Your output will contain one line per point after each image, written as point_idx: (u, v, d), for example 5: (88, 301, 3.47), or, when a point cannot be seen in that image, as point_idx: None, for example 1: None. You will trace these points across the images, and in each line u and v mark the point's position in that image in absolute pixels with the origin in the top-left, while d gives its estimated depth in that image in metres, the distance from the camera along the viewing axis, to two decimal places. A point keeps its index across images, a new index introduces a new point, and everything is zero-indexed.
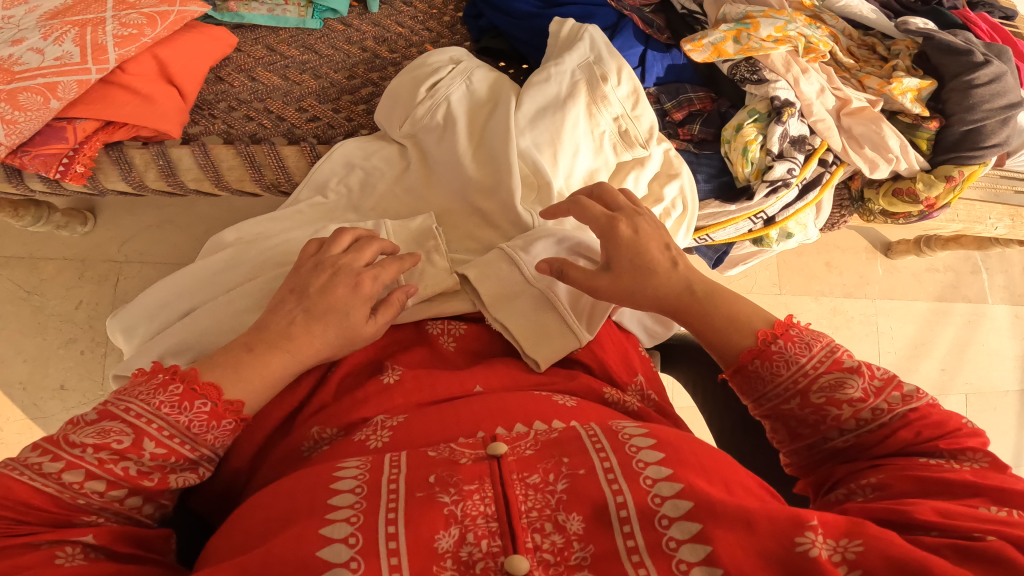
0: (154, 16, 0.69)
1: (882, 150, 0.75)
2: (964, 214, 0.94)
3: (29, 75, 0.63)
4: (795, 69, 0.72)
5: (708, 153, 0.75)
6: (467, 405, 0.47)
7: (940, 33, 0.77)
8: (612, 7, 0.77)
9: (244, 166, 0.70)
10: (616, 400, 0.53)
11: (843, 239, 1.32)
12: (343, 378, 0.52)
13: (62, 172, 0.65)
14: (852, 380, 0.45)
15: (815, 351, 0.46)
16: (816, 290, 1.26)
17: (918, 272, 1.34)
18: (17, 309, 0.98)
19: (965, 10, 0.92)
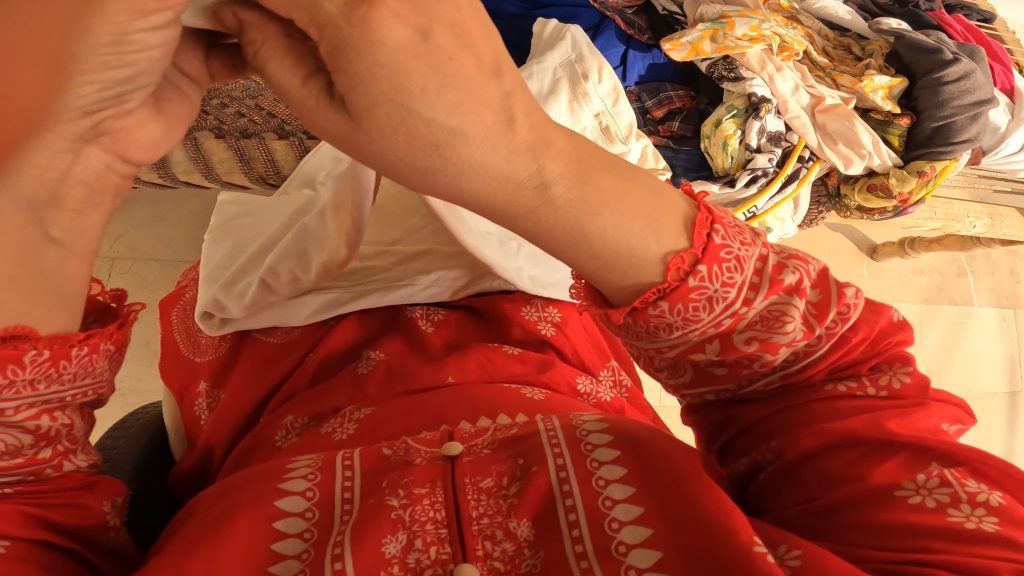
0: None
1: (855, 146, 0.76)
2: (942, 212, 0.98)
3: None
4: (770, 67, 0.74)
5: (686, 149, 0.77)
6: (435, 396, 0.49)
7: (910, 32, 0.82)
8: (595, 9, 0.80)
9: (233, 159, 0.76)
10: (587, 392, 0.55)
11: (825, 239, 1.34)
12: (322, 361, 0.55)
13: None
14: (793, 312, 0.34)
15: (738, 277, 0.33)
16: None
17: (904, 274, 1.36)
18: None
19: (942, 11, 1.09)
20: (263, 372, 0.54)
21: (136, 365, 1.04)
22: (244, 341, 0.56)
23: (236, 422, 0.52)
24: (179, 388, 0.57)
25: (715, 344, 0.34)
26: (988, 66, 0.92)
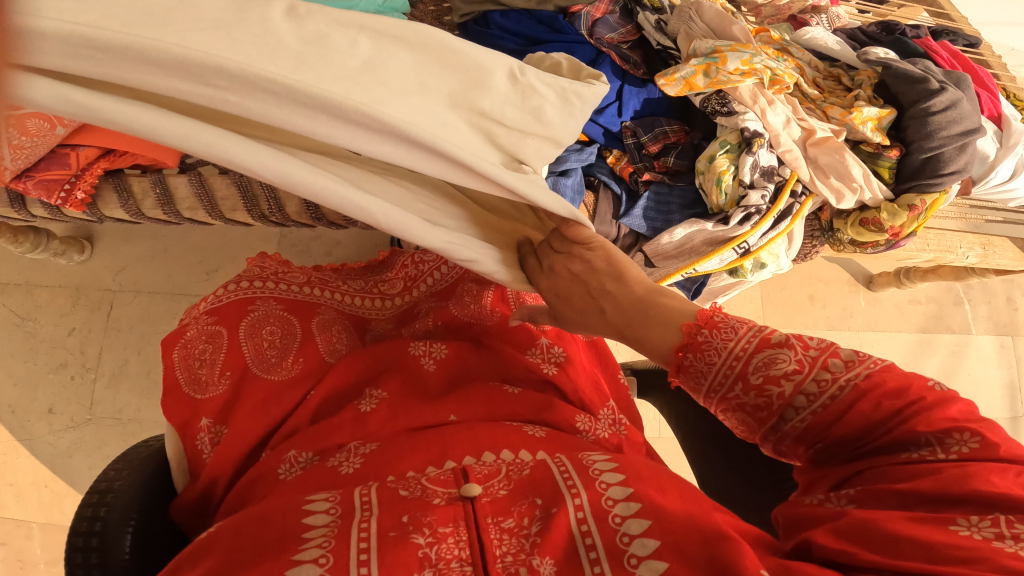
0: None
1: (847, 179, 0.77)
2: (935, 243, 1.00)
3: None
4: (761, 100, 0.76)
5: (682, 185, 0.79)
6: (440, 436, 0.50)
7: (897, 62, 0.84)
8: (591, 44, 0.83)
9: (237, 195, 0.76)
10: (588, 430, 0.55)
11: (825, 272, 1.36)
12: (325, 399, 0.57)
13: (63, 199, 0.74)
14: (784, 355, 0.41)
15: (742, 331, 0.43)
16: (801, 323, 1.29)
17: (901, 304, 1.38)
18: (11, 332, 1.04)
19: (927, 40, 1.12)
20: (268, 407, 0.56)
21: (137, 395, 1.05)
22: (247, 379, 0.57)
23: (239, 456, 0.54)
24: (180, 425, 0.56)
25: (737, 387, 0.42)
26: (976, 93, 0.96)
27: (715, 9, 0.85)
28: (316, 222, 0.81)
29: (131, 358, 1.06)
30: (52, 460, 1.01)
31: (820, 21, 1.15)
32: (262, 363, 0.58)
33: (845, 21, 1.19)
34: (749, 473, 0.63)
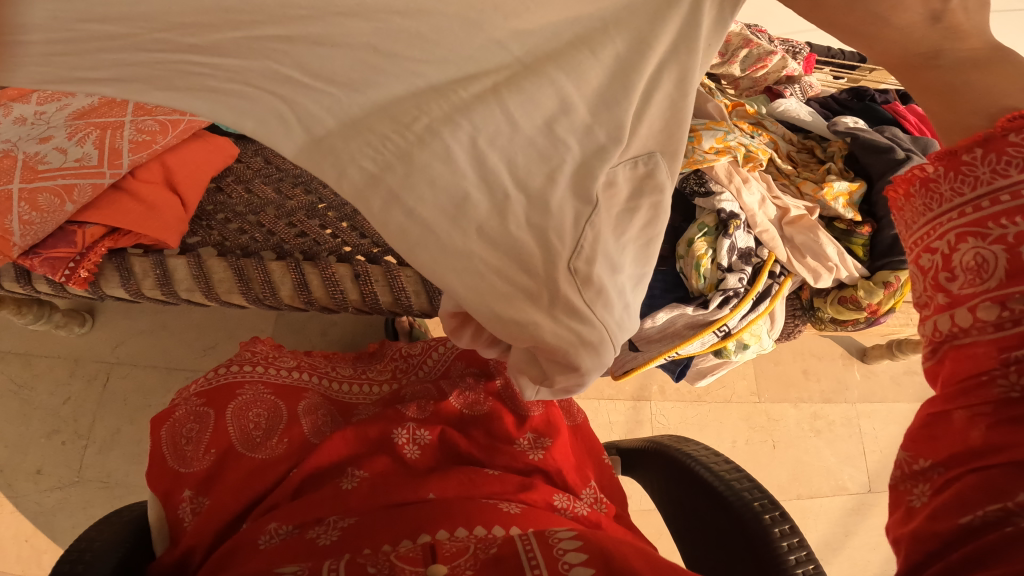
0: (166, 124, 0.84)
1: (822, 258, 0.80)
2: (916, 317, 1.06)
3: (50, 175, 0.77)
4: (737, 179, 0.79)
5: (666, 269, 0.83)
6: (415, 508, 0.58)
7: (863, 133, 0.90)
8: None
9: (232, 279, 0.79)
10: (564, 507, 0.64)
11: (819, 347, 1.54)
12: (306, 476, 0.66)
13: (68, 275, 0.77)
14: None
15: None
16: (795, 397, 1.47)
17: (899, 377, 1.56)
18: (8, 399, 1.18)
19: (895, 106, 1.17)
20: (251, 481, 0.66)
21: (126, 461, 1.16)
22: (232, 455, 0.67)
23: (218, 523, 0.64)
24: (163, 493, 0.66)
25: None
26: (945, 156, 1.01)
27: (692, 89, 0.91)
28: (310, 306, 0.80)
29: (123, 427, 1.18)
30: (36, 517, 1.11)
31: (793, 91, 1.22)
32: (247, 442, 0.69)
33: (817, 90, 1.26)
34: (728, 549, 0.64)
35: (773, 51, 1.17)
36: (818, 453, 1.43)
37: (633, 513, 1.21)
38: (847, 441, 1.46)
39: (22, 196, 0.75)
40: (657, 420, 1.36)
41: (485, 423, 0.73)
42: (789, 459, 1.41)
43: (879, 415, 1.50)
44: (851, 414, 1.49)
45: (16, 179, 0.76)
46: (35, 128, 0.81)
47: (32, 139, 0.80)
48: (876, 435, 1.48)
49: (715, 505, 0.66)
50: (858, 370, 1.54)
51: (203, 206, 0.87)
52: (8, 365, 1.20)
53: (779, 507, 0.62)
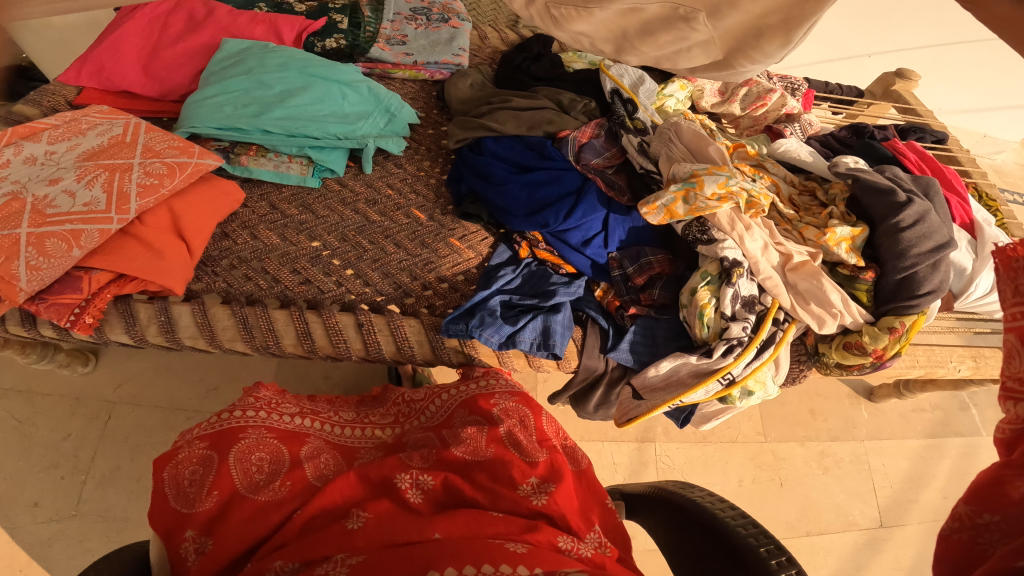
0: (174, 168, 0.83)
1: (826, 304, 0.80)
2: (924, 358, 1.12)
3: (59, 219, 0.75)
4: (739, 227, 0.80)
5: (668, 318, 0.85)
6: (422, 548, 0.58)
7: (865, 175, 0.90)
8: (579, 169, 0.92)
9: (237, 328, 0.80)
10: (569, 548, 0.63)
11: (823, 387, 1.55)
12: (310, 517, 0.65)
13: (72, 321, 0.76)
14: None
15: None
16: (802, 436, 1.47)
17: (905, 414, 1.59)
18: (8, 434, 1.16)
19: (894, 143, 1.17)
20: (255, 522, 0.64)
21: (125, 497, 1.15)
22: (234, 498, 0.66)
23: (221, 564, 0.62)
24: (165, 533, 0.64)
25: None
26: (944, 198, 1.02)
27: (692, 130, 0.91)
28: (312, 354, 0.83)
29: (123, 464, 1.17)
30: (31, 546, 1.08)
31: (793, 130, 1.21)
32: (250, 485, 0.68)
33: (816, 128, 1.25)
34: None
35: (771, 89, 1.20)
36: (827, 489, 1.41)
37: (639, 554, 1.19)
38: (855, 477, 1.45)
39: (29, 240, 0.72)
40: (662, 460, 1.35)
41: (490, 468, 0.71)
42: (798, 496, 1.39)
43: (888, 451, 1.51)
44: (858, 451, 1.48)
45: (24, 224, 0.73)
46: (45, 169, 0.80)
47: (40, 180, 0.78)
48: (886, 470, 1.48)
49: (719, 549, 0.65)
50: (865, 409, 1.56)
51: (208, 251, 0.86)
52: (6, 402, 1.19)
53: (785, 553, 0.61)
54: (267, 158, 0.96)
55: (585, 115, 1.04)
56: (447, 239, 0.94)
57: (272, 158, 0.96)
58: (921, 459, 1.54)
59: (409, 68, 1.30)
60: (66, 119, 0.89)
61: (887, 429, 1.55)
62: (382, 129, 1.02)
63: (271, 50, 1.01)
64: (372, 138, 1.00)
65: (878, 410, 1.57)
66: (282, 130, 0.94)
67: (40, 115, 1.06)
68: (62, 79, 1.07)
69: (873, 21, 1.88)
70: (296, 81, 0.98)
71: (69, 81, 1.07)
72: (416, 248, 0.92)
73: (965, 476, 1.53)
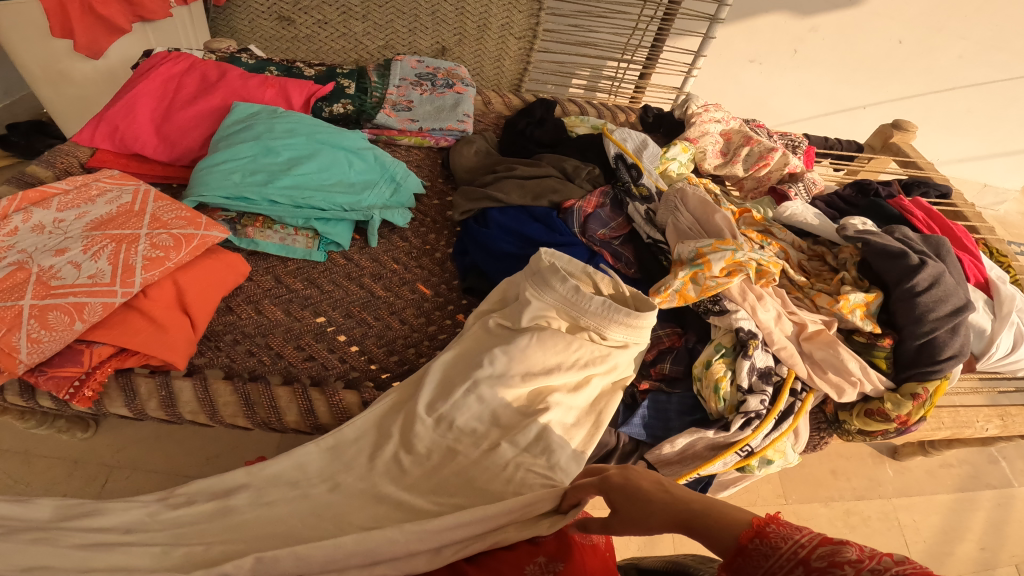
0: (180, 239, 0.82)
1: (845, 373, 0.84)
2: (949, 421, 1.16)
3: (62, 291, 0.74)
4: (751, 297, 0.84)
5: (680, 390, 0.85)
6: None
7: (875, 238, 0.90)
8: (585, 243, 0.93)
9: (239, 403, 0.79)
10: None
11: (843, 448, 1.57)
12: None
13: (71, 393, 0.74)
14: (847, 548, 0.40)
15: (805, 531, 0.43)
16: (825, 496, 1.46)
17: (932, 469, 1.60)
18: None
19: (900, 201, 1.17)
20: None
21: None
22: None
23: None
24: None
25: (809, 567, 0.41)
26: (957, 258, 1.02)
27: (699, 198, 0.92)
28: (315, 430, 0.82)
29: None
30: None
31: (797, 189, 1.20)
32: None
33: (821, 186, 1.25)
34: None
35: (772, 148, 1.21)
36: None
37: None
38: (884, 535, 1.43)
39: (31, 313, 0.71)
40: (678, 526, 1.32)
41: None
42: None
43: (918, 507, 1.51)
44: (885, 508, 1.48)
45: (26, 296, 0.72)
46: (53, 239, 0.80)
47: (47, 251, 0.78)
48: (918, 526, 1.47)
49: None
50: (890, 467, 1.57)
51: (212, 325, 0.85)
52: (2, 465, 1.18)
53: None
54: (272, 230, 0.96)
55: (589, 182, 1.05)
56: (454, 313, 0.94)
57: (277, 230, 0.96)
58: (952, 512, 1.53)
59: (415, 134, 1.32)
60: (76, 184, 0.90)
61: (915, 486, 1.55)
62: (387, 199, 1.03)
63: (280, 117, 1.04)
64: (377, 210, 1.01)
65: (903, 467, 1.58)
66: (288, 200, 0.95)
67: (54, 177, 1.05)
68: (78, 139, 1.09)
69: (867, 73, 1.91)
70: (304, 148, 1.00)
71: (84, 142, 1.09)
72: (422, 324, 0.92)
73: (999, 528, 1.51)
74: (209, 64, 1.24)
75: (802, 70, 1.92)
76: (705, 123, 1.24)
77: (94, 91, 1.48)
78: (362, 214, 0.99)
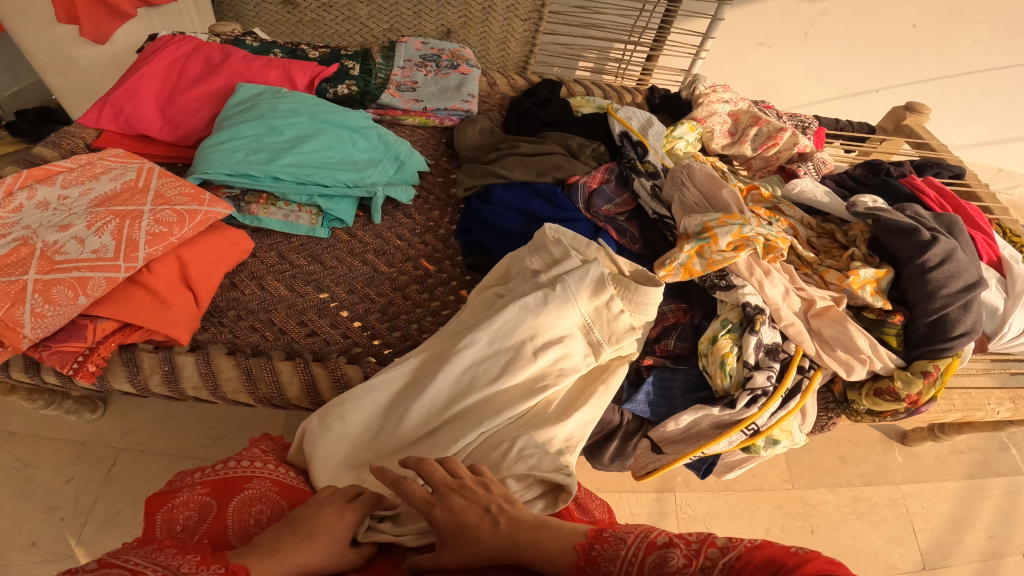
0: (184, 215, 0.82)
1: (853, 350, 0.83)
2: (960, 403, 1.14)
3: (66, 266, 0.73)
4: (758, 272, 0.83)
5: (685, 367, 0.84)
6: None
7: (885, 214, 0.89)
8: (589, 219, 0.92)
9: (241, 378, 0.79)
10: None
11: (851, 434, 1.55)
12: None
13: (75, 369, 0.74)
14: (670, 552, 0.49)
15: (630, 541, 0.51)
16: (833, 481, 1.45)
17: (941, 456, 1.58)
18: (12, 476, 1.15)
19: (913, 179, 1.14)
20: None
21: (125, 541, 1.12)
22: None
23: None
24: None
25: None
26: (970, 235, 1.00)
27: (705, 172, 0.91)
28: (318, 406, 0.81)
29: (125, 507, 1.15)
30: None
31: (807, 168, 1.18)
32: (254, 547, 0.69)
33: (831, 166, 1.23)
34: None
35: (781, 128, 1.20)
36: (863, 535, 1.38)
37: None
38: (892, 521, 1.42)
39: (36, 287, 0.71)
40: (683, 511, 1.33)
41: None
42: (830, 544, 1.34)
43: (926, 494, 1.49)
44: (894, 495, 1.47)
45: (31, 271, 0.72)
46: (57, 215, 0.80)
47: (51, 227, 0.78)
48: (926, 513, 1.46)
49: None
50: (899, 453, 1.56)
51: (215, 301, 0.85)
52: (12, 446, 1.20)
53: None
54: (277, 207, 0.95)
55: (594, 159, 1.03)
56: (457, 290, 0.93)
57: (281, 207, 0.96)
58: (962, 500, 1.51)
59: (419, 115, 1.31)
60: (81, 162, 0.90)
61: (924, 472, 1.54)
62: (391, 177, 1.03)
63: (284, 95, 1.03)
64: (380, 187, 1.00)
65: (912, 453, 1.57)
66: (292, 177, 0.94)
67: (59, 156, 1.05)
68: (83, 121, 1.08)
69: (880, 55, 1.88)
70: (307, 126, 1.00)
71: (89, 124, 1.08)
72: (425, 300, 0.91)
73: (1009, 516, 1.50)
74: (213, 47, 1.23)
75: (812, 53, 1.88)
76: (713, 103, 1.22)
77: (99, 76, 1.53)
78: (365, 190, 0.98)
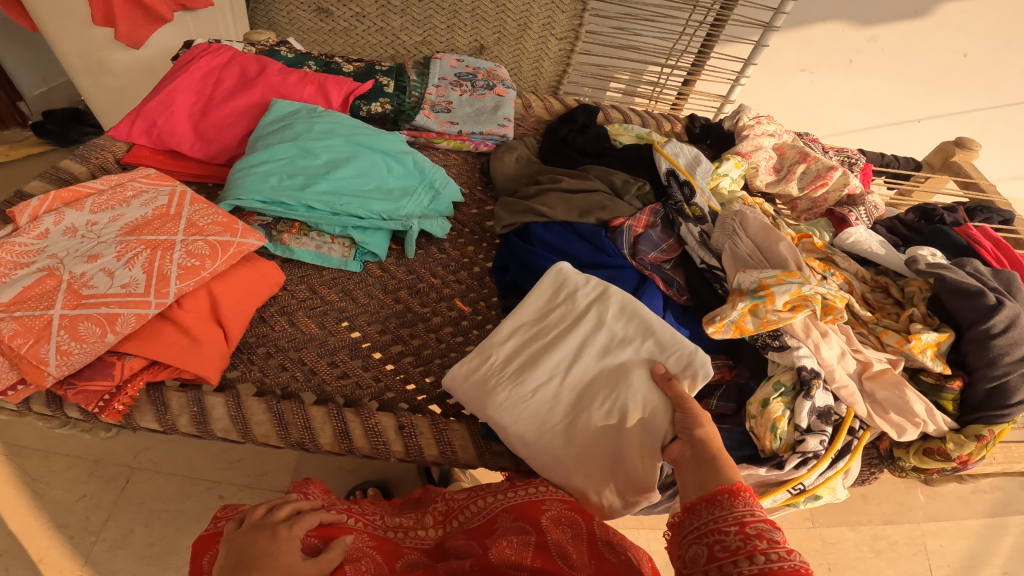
0: (217, 248, 0.79)
1: (908, 414, 0.79)
2: (1001, 457, 1.09)
3: (94, 301, 0.71)
4: (814, 334, 0.78)
5: (730, 426, 0.80)
6: None
7: (949, 273, 0.84)
8: (635, 267, 0.89)
9: (272, 422, 0.75)
10: None
11: None
12: None
13: (101, 407, 0.71)
14: (776, 532, 0.56)
15: (761, 512, 0.58)
16: (854, 520, 1.41)
17: (964, 494, 1.53)
18: (23, 490, 1.14)
19: (968, 229, 1.09)
20: None
21: (135, 561, 1.09)
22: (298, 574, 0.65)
23: None
24: None
25: (732, 527, 0.57)
26: None
27: (760, 223, 0.87)
28: (349, 453, 0.78)
29: (136, 528, 1.12)
30: None
31: (858, 214, 1.12)
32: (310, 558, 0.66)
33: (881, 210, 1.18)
34: None
35: (832, 167, 1.15)
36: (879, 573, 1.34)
37: None
38: (910, 560, 1.37)
39: (62, 324, 0.68)
40: None
41: None
42: None
43: (946, 532, 1.44)
44: (913, 533, 1.42)
45: (57, 305, 0.70)
46: (85, 243, 0.78)
47: (80, 258, 0.75)
48: (944, 551, 1.41)
49: None
50: (922, 492, 1.49)
51: (245, 337, 0.82)
52: (25, 459, 1.18)
53: None
54: (309, 237, 0.93)
55: (639, 198, 0.99)
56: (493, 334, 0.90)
57: (314, 237, 0.93)
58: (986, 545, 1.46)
59: (453, 137, 1.28)
60: (111, 184, 0.87)
61: (946, 511, 1.48)
62: (426, 208, 1.00)
63: (320, 115, 1.00)
64: (416, 219, 0.97)
65: (935, 492, 1.51)
66: (326, 207, 0.90)
67: (88, 172, 1.03)
68: (115, 132, 1.06)
69: (924, 84, 1.82)
70: (343, 150, 0.97)
71: (120, 135, 1.06)
72: (459, 343, 0.87)
73: None
74: (249, 58, 1.21)
75: (855, 81, 1.83)
76: (758, 137, 1.18)
77: (131, 81, 1.51)
78: (401, 223, 0.94)
